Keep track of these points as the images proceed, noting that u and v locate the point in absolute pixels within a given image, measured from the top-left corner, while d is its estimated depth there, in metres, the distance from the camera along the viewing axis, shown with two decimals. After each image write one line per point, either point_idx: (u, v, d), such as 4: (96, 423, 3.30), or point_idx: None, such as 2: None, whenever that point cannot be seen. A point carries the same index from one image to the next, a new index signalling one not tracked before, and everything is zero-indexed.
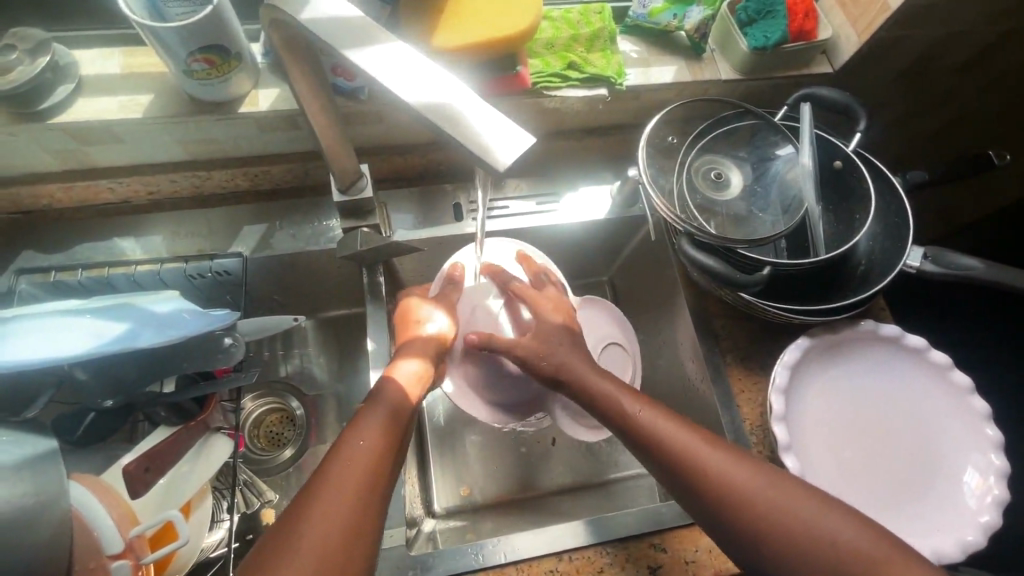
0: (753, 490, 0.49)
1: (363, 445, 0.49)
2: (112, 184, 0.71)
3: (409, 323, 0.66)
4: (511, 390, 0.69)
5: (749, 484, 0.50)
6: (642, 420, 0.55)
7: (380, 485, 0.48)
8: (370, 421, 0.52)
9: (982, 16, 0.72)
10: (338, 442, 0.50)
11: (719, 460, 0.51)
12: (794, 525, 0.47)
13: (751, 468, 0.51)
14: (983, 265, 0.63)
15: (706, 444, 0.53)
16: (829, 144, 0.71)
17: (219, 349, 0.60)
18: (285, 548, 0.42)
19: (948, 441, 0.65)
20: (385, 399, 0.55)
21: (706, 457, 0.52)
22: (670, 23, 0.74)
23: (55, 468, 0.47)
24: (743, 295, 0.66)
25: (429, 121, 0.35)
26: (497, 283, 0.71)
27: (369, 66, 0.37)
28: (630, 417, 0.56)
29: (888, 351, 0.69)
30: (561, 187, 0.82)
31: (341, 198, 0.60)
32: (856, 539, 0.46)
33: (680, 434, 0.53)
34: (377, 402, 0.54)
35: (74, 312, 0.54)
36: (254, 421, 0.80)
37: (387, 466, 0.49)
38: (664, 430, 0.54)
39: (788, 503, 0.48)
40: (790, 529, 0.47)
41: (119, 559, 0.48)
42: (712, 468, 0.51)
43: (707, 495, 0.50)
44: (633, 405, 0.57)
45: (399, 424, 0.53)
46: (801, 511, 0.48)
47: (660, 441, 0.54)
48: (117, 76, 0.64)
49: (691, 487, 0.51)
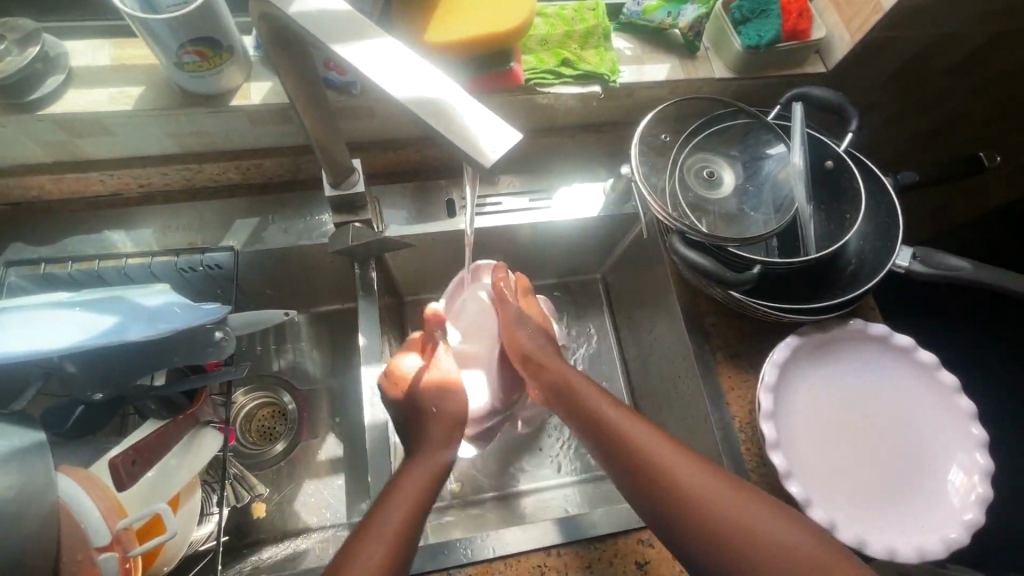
0: (713, 500, 0.51)
1: (389, 516, 0.51)
2: (102, 176, 0.71)
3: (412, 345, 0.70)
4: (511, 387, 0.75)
5: (726, 506, 0.50)
6: (636, 439, 0.57)
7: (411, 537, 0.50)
8: (411, 481, 0.55)
9: (973, 18, 0.72)
10: (377, 506, 0.52)
11: (697, 478, 0.53)
12: (752, 537, 0.49)
13: (730, 490, 0.52)
14: (970, 265, 0.64)
15: (671, 454, 0.55)
16: (821, 144, 0.71)
17: (209, 343, 0.59)
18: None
19: (933, 440, 0.66)
20: (431, 460, 0.57)
21: (682, 472, 0.53)
22: (664, 21, 0.74)
23: (42, 461, 0.47)
24: (733, 294, 0.66)
25: (415, 115, 0.35)
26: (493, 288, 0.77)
27: (356, 61, 0.37)
28: (615, 433, 0.59)
29: (876, 351, 0.69)
30: (555, 183, 0.82)
31: (333, 192, 0.61)
32: (813, 552, 0.47)
33: (649, 445, 0.56)
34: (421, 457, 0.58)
35: (63, 305, 0.54)
36: (246, 415, 0.80)
37: (411, 527, 0.51)
38: (652, 448, 0.56)
39: (746, 514, 0.50)
40: (753, 550, 0.48)
41: (106, 552, 0.48)
42: (688, 485, 0.52)
43: (667, 500, 0.53)
44: (619, 420, 0.59)
45: (434, 484, 0.56)
46: (760, 525, 0.49)
47: (646, 458, 0.55)
48: (107, 68, 0.64)
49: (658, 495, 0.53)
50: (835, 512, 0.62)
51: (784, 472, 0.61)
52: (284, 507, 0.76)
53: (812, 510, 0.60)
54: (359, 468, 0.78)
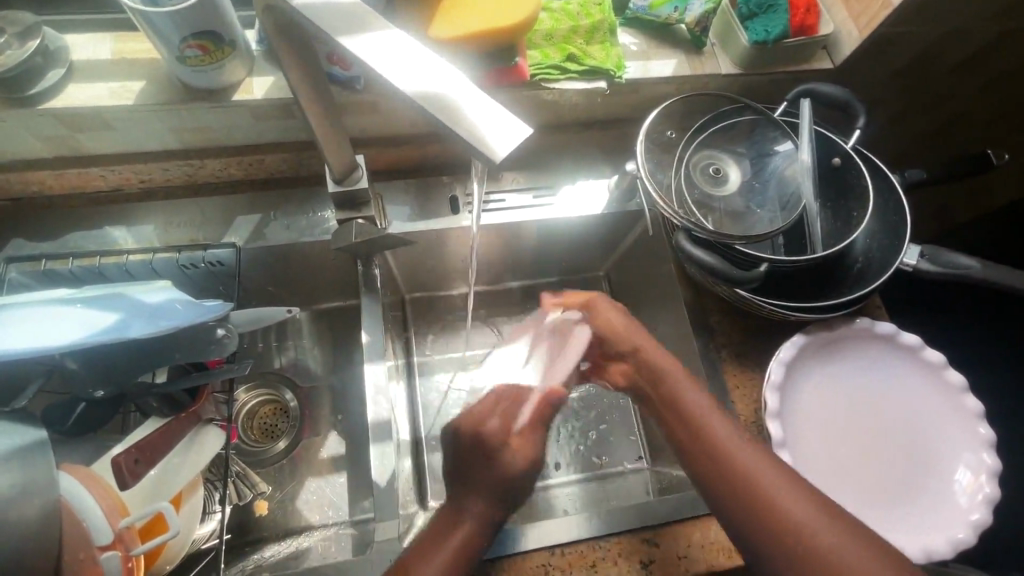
0: (789, 505, 0.50)
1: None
2: (103, 171, 0.70)
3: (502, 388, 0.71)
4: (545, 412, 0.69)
5: (795, 513, 0.49)
6: (713, 430, 0.56)
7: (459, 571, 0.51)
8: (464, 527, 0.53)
9: (984, 13, 0.71)
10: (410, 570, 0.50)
11: (773, 481, 0.51)
12: (820, 551, 0.47)
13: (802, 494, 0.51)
14: (979, 264, 0.64)
15: (753, 451, 0.54)
16: (828, 141, 0.71)
17: (211, 340, 0.59)
18: None
19: (939, 439, 0.65)
20: (478, 501, 0.55)
21: (755, 466, 0.53)
22: (671, 16, 0.74)
23: (44, 459, 0.47)
24: (739, 292, 0.66)
25: (425, 111, 0.34)
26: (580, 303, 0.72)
27: (363, 55, 0.36)
28: (698, 420, 0.57)
29: (882, 349, 0.69)
30: (559, 180, 0.82)
31: (335, 188, 0.60)
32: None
33: (731, 440, 0.55)
34: (470, 494, 0.56)
35: (66, 302, 0.53)
36: (248, 412, 0.80)
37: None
38: (731, 443, 0.55)
39: (820, 527, 0.48)
40: (815, 558, 0.47)
41: (108, 550, 0.48)
42: (760, 478, 0.52)
43: (737, 492, 0.52)
44: (704, 412, 0.58)
45: (484, 524, 0.54)
46: (829, 538, 0.48)
47: (719, 448, 0.55)
48: (108, 62, 0.63)
49: (720, 481, 0.53)
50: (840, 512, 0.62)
51: None
52: (286, 504, 0.75)
53: None
54: (362, 466, 0.78)
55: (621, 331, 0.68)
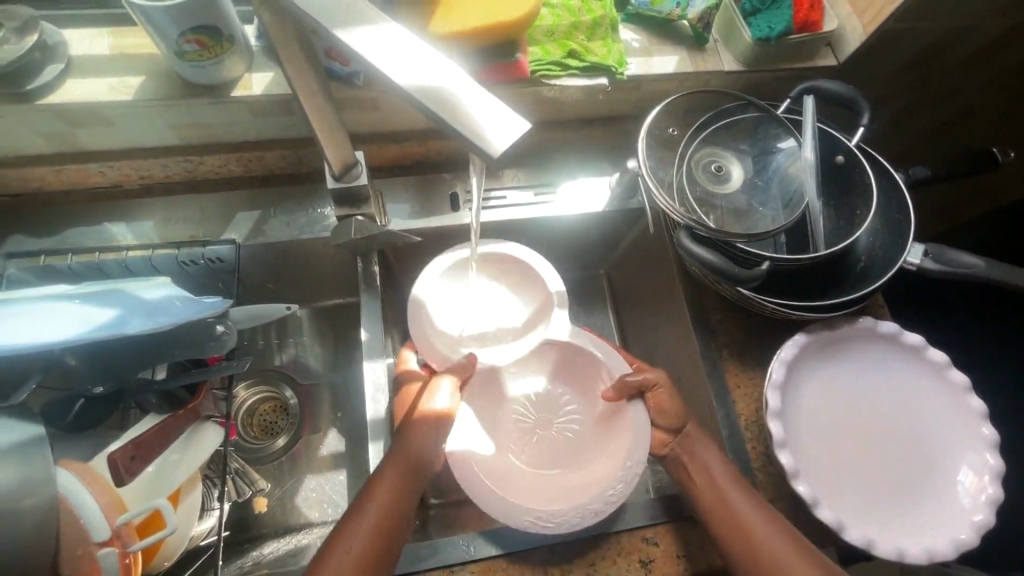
0: (752, 519, 0.58)
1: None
2: (103, 168, 0.70)
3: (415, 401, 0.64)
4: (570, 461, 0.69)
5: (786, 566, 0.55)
6: (739, 504, 0.59)
7: (387, 533, 0.55)
8: (379, 497, 0.56)
9: (990, 9, 0.70)
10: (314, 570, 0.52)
11: (740, 499, 0.59)
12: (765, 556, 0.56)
13: (809, 561, 0.55)
14: (984, 263, 0.63)
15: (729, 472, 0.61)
16: (832, 138, 0.70)
17: (211, 338, 0.59)
18: None
19: (943, 441, 0.65)
20: (400, 461, 0.59)
21: (769, 540, 0.56)
22: (673, 12, 0.73)
23: (41, 454, 0.46)
24: (741, 290, 0.65)
25: (423, 106, 0.34)
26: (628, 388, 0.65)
27: (359, 47, 0.35)
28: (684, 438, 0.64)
29: (886, 350, 0.68)
30: (560, 177, 0.81)
31: (335, 184, 0.59)
32: None
33: (709, 460, 0.62)
34: (392, 459, 0.59)
35: (63, 298, 0.53)
36: (247, 410, 0.80)
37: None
38: (711, 463, 0.62)
39: (770, 540, 0.56)
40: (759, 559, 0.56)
41: (106, 547, 0.47)
42: (772, 548, 0.56)
43: (706, 502, 0.60)
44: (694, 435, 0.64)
45: (406, 488, 0.58)
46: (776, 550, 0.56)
47: (741, 523, 0.58)
48: (107, 58, 0.63)
49: (734, 548, 0.57)
50: (842, 512, 0.61)
51: (791, 472, 0.60)
52: (285, 502, 0.75)
53: (819, 510, 0.59)
54: (361, 464, 0.78)
55: (673, 411, 0.64)
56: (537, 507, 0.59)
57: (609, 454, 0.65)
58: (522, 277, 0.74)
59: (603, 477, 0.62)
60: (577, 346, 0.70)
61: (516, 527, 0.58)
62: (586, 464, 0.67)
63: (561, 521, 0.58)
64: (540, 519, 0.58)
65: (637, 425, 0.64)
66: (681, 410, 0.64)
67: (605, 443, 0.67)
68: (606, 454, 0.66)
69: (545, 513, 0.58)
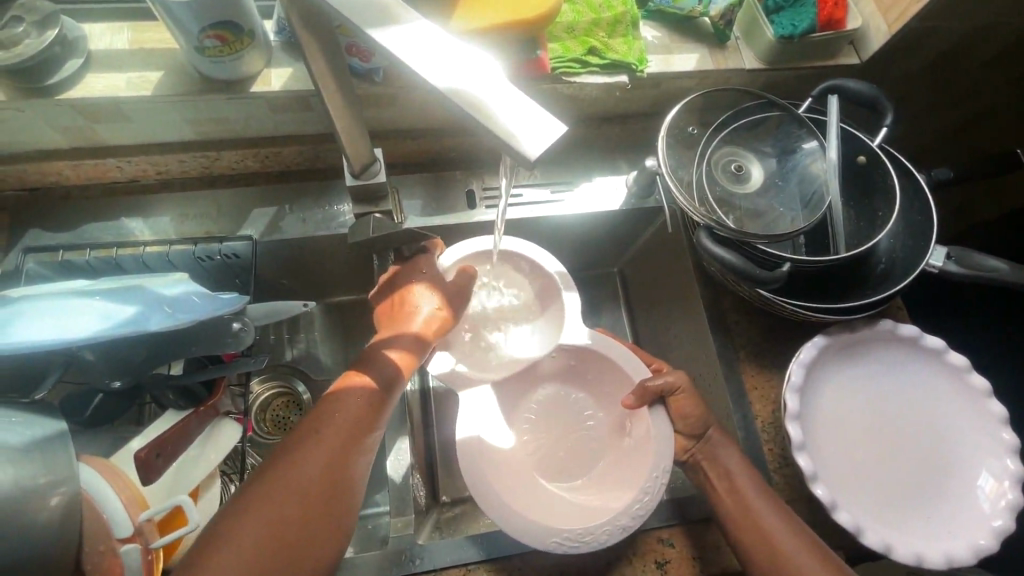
0: (776, 527, 0.58)
1: (306, 474, 0.46)
2: (121, 163, 0.70)
3: (401, 316, 0.59)
4: (586, 471, 0.70)
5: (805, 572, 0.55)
6: (761, 505, 0.59)
7: (357, 439, 0.49)
8: (352, 402, 0.50)
9: (1016, 8, 0.69)
10: (292, 449, 0.46)
11: (765, 507, 0.59)
12: (783, 564, 0.56)
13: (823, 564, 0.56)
14: (1008, 266, 0.62)
15: (751, 477, 0.61)
16: (853, 138, 0.69)
17: (227, 334, 0.59)
18: (269, 484, 0.44)
19: (962, 445, 0.64)
20: (382, 370, 0.53)
21: (787, 542, 0.57)
22: (694, 9, 0.72)
23: (63, 449, 0.46)
24: (762, 292, 0.64)
25: (455, 107, 0.33)
26: (648, 395, 0.64)
27: (390, 45, 0.34)
28: (705, 442, 0.64)
29: (906, 352, 0.68)
30: (576, 176, 0.80)
31: (353, 182, 0.58)
32: None
33: (734, 468, 0.62)
34: (368, 367, 0.53)
35: (80, 294, 0.52)
36: (261, 406, 0.79)
37: (352, 466, 0.48)
38: (738, 471, 0.62)
39: (792, 546, 0.57)
40: (782, 564, 0.56)
41: (128, 543, 0.47)
42: (787, 549, 0.57)
43: (731, 505, 0.60)
44: (723, 449, 0.63)
45: (378, 402, 0.51)
46: (798, 559, 0.56)
47: (759, 525, 0.58)
48: (127, 51, 0.63)
49: (756, 553, 0.57)
50: (860, 515, 0.61)
51: (810, 476, 0.60)
52: None
53: (838, 513, 0.59)
54: None
55: (693, 416, 0.64)
56: (564, 527, 0.58)
57: (633, 465, 0.65)
58: (533, 274, 0.73)
59: (631, 488, 0.61)
60: (595, 348, 0.69)
61: (544, 548, 0.56)
62: (604, 475, 0.68)
63: (591, 539, 0.57)
64: (568, 539, 0.57)
65: (664, 430, 0.63)
66: (700, 412, 0.64)
67: (621, 457, 0.67)
68: (629, 461, 0.66)
69: (574, 532, 0.57)
